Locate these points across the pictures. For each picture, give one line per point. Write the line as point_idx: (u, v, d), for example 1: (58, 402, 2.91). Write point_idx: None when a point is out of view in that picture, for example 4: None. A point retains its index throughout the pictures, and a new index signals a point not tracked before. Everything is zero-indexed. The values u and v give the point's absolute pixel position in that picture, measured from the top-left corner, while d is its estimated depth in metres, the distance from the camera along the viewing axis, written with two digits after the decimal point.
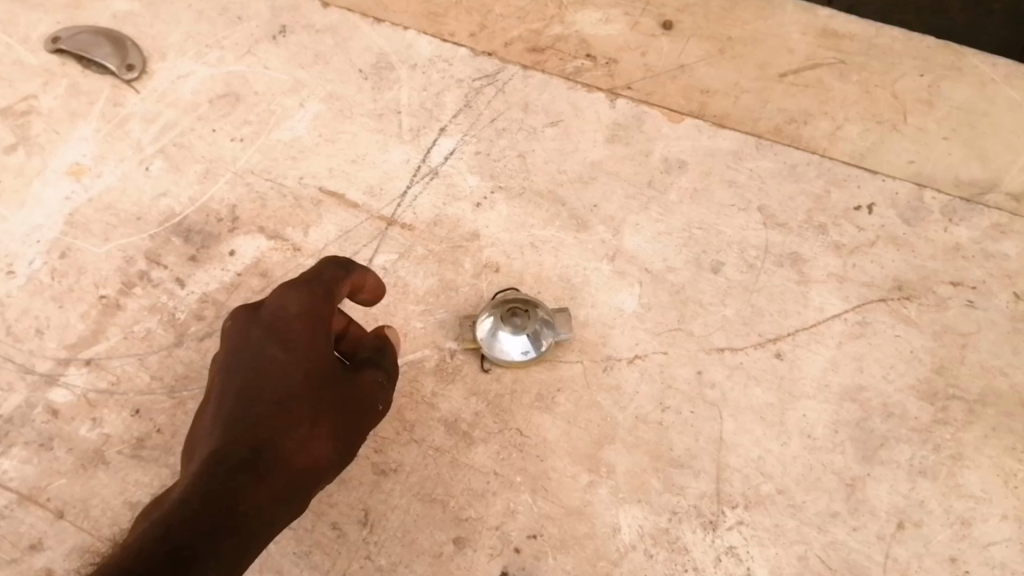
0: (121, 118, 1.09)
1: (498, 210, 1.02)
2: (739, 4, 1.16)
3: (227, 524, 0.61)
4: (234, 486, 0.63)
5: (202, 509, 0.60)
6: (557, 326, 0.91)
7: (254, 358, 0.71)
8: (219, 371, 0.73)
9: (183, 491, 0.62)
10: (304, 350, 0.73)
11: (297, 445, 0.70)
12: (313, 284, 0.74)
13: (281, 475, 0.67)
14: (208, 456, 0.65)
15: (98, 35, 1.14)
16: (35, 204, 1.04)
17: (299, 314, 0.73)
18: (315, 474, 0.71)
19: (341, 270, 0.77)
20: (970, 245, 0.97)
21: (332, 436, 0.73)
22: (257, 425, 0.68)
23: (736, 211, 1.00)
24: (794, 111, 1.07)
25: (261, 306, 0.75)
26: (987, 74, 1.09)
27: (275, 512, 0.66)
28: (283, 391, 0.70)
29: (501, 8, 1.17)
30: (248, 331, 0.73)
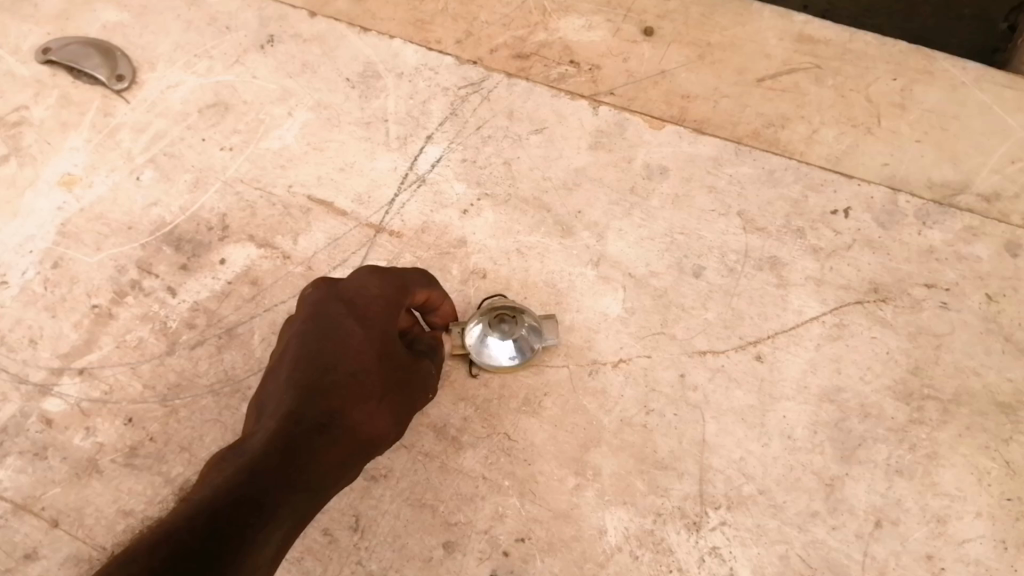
0: (112, 128, 1.11)
1: (485, 217, 1.03)
2: (718, 10, 1.18)
3: (289, 491, 0.62)
4: (304, 453, 0.65)
5: (268, 474, 0.62)
6: (544, 331, 0.93)
7: (331, 328, 0.73)
8: (292, 337, 0.74)
9: (254, 453, 0.64)
10: (379, 329, 0.74)
11: (365, 416, 0.71)
12: (393, 279, 0.78)
13: (347, 445, 0.68)
14: (282, 418, 0.67)
15: (89, 46, 1.15)
16: (28, 215, 1.05)
17: (378, 296, 0.76)
18: (375, 446, 0.72)
19: (422, 277, 0.82)
20: (944, 247, 0.99)
21: (395, 413, 0.74)
22: (329, 393, 0.69)
23: (717, 216, 1.02)
24: (771, 115, 1.10)
25: (341, 283, 0.77)
26: (958, 77, 1.12)
27: (336, 480, 0.67)
28: (357, 362, 0.72)
29: (486, 15, 1.19)
30: (327, 303, 0.75)
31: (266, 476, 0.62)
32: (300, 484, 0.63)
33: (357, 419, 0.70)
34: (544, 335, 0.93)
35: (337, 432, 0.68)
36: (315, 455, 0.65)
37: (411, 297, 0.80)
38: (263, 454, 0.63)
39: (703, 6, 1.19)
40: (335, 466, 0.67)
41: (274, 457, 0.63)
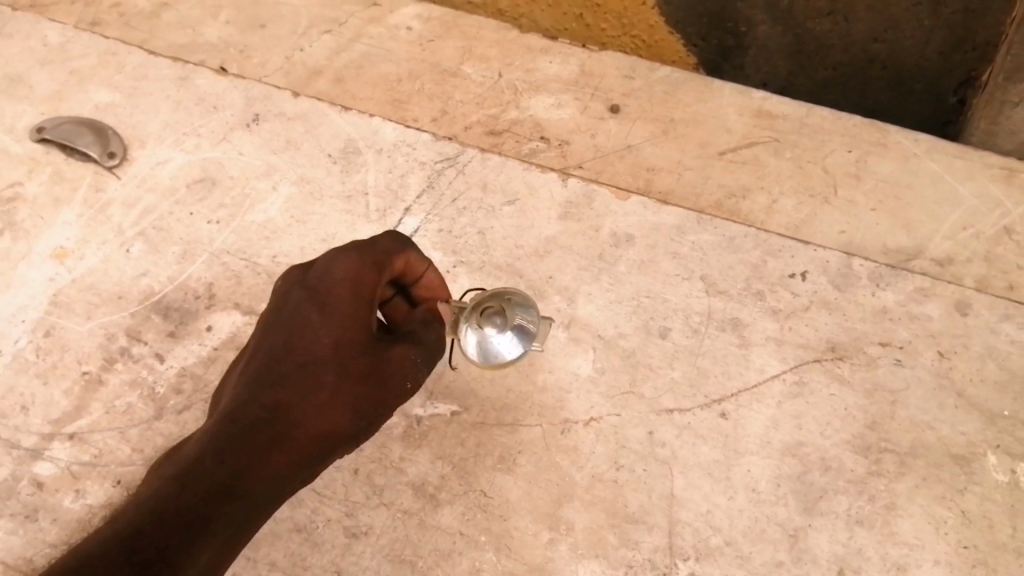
0: (102, 203, 1.16)
1: (459, 283, 1.09)
2: (681, 88, 1.28)
3: (227, 487, 0.74)
4: (245, 449, 0.76)
5: (207, 476, 0.73)
6: (531, 309, 0.90)
7: (291, 318, 0.83)
8: (264, 329, 0.85)
9: (202, 445, 0.76)
10: (339, 315, 0.82)
11: (314, 411, 0.80)
12: (363, 254, 0.83)
13: (294, 436, 0.78)
14: (233, 412, 0.78)
15: (82, 125, 1.21)
16: (21, 286, 1.10)
17: (343, 278, 0.82)
18: (331, 441, 0.81)
19: (397, 242, 0.86)
20: (896, 308, 1.03)
21: (353, 405, 0.82)
22: (279, 384, 0.80)
23: (680, 280, 1.07)
24: (732, 186, 1.19)
25: (315, 268, 0.85)
26: (910, 148, 1.20)
27: (284, 474, 0.77)
28: (309, 356, 0.81)
29: (461, 94, 1.29)
30: (293, 293, 0.84)
31: (207, 471, 0.73)
32: (240, 476, 0.74)
33: (306, 412, 0.79)
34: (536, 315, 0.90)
35: (282, 424, 0.78)
36: (258, 446, 0.76)
37: (389, 269, 0.85)
38: (209, 447, 0.75)
39: (666, 84, 1.28)
40: (281, 457, 0.77)
41: (218, 451, 0.75)
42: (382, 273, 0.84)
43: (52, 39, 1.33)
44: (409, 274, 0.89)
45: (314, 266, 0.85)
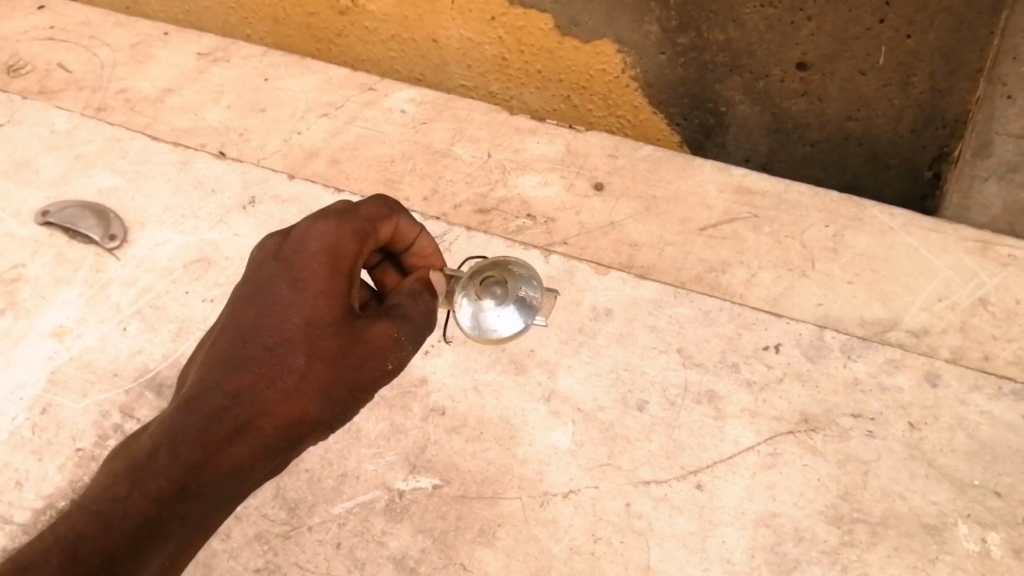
0: (102, 284, 1.21)
1: (445, 356, 1.11)
2: (663, 166, 1.32)
3: (183, 481, 0.77)
4: (204, 439, 0.77)
5: (160, 472, 0.76)
6: (533, 284, 0.93)
7: (260, 293, 0.82)
8: (235, 299, 0.84)
9: (161, 433, 0.78)
10: (312, 290, 0.82)
11: (280, 397, 0.81)
12: (343, 225, 0.84)
13: (259, 424, 0.80)
14: (192, 397, 0.79)
15: (84, 208, 1.27)
16: (20, 364, 1.14)
17: (319, 248, 0.82)
18: (300, 425, 0.82)
19: (383, 207, 0.88)
20: (868, 379, 1.05)
21: (322, 390, 0.82)
22: (243, 367, 0.80)
23: (658, 353, 1.10)
24: (712, 260, 1.23)
25: (291, 236, 0.85)
26: (886, 223, 1.24)
27: (246, 463, 0.80)
28: (276, 339, 0.81)
29: (451, 173, 1.34)
30: (268, 264, 0.84)
31: (163, 465, 0.76)
32: (198, 468, 0.77)
33: (271, 398, 0.80)
34: (537, 291, 0.92)
35: (245, 410, 0.79)
36: (219, 435, 0.78)
37: (370, 238, 0.86)
38: (165, 436, 0.77)
39: (648, 162, 1.33)
40: (244, 444, 0.79)
41: (176, 442, 0.77)
42: (360, 243, 0.84)
43: (58, 127, 1.39)
44: (401, 238, 0.92)
45: (291, 232, 0.85)
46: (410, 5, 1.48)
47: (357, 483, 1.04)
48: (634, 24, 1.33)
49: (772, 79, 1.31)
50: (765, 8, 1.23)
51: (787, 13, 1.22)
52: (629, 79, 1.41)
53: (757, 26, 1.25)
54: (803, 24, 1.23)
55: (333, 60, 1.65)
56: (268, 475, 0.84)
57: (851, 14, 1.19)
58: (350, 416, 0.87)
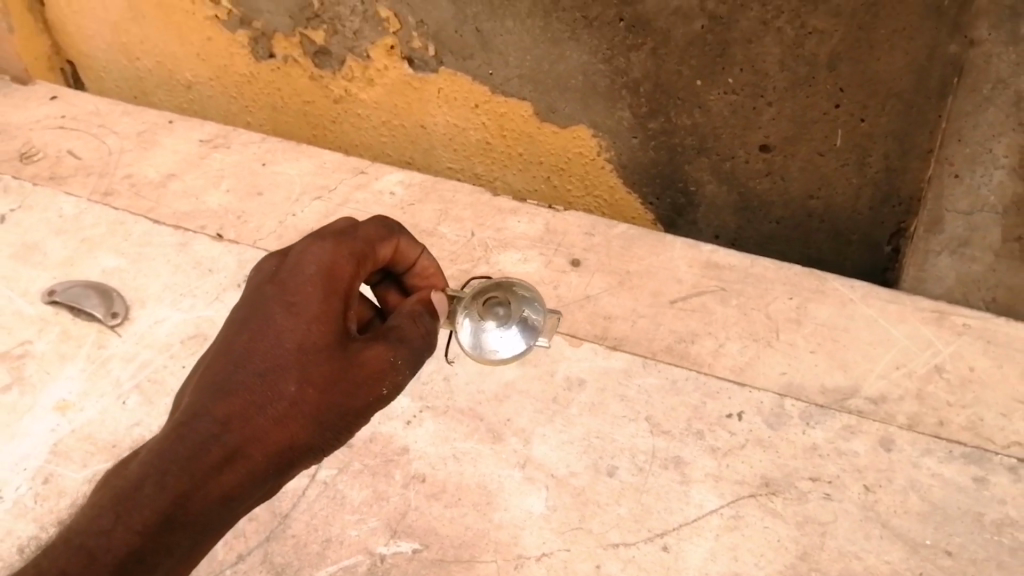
0: (104, 359, 1.28)
1: (425, 426, 1.18)
2: (636, 242, 1.40)
3: (169, 510, 0.81)
4: (192, 467, 0.81)
5: (146, 503, 0.81)
6: (534, 305, 1.05)
7: (255, 318, 0.87)
8: (229, 324, 0.89)
9: (151, 459, 0.82)
10: (307, 315, 0.87)
11: (270, 424, 0.85)
12: (339, 251, 0.91)
13: (249, 450, 0.84)
14: (182, 423, 0.83)
15: (88, 287, 1.35)
16: (25, 436, 1.21)
17: (315, 272, 0.89)
18: (289, 450, 0.87)
19: (382, 229, 0.97)
20: (825, 444, 1.12)
21: (313, 415, 0.87)
22: (235, 393, 0.84)
23: (627, 420, 1.16)
24: (682, 331, 1.28)
25: (288, 261, 0.91)
26: (847, 295, 1.30)
27: (235, 488, 0.84)
28: (269, 364, 0.85)
29: (436, 251, 1.42)
30: (264, 290, 0.89)
31: (149, 495, 0.81)
32: (185, 496, 0.82)
33: (261, 423, 0.84)
34: (539, 314, 1.04)
35: (234, 437, 0.83)
36: (207, 462, 0.82)
37: (365, 260, 0.93)
38: (156, 463, 0.82)
39: (622, 239, 1.40)
40: (232, 471, 0.84)
41: (164, 471, 0.81)
42: (355, 266, 0.91)
43: (67, 211, 1.48)
44: (401, 260, 1.00)
45: (287, 258, 0.92)
46: (399, 93, 1.58)
47: (340, 548, 1.09)
48: (607, 109, 1.41)
49: (737, 161, 1.38)
50: (729, 94, 1.31)
51: (749, 99, 1.30)
52: (605, 161, 1.49)
53: (722, 112, 1.33)
54: (765, 110, 1.30)
55: (328, 145, 1.74)
56: (255, 501, 0.88)
57: (807, 100, 1.27)
58: (339, 441, 0.92)
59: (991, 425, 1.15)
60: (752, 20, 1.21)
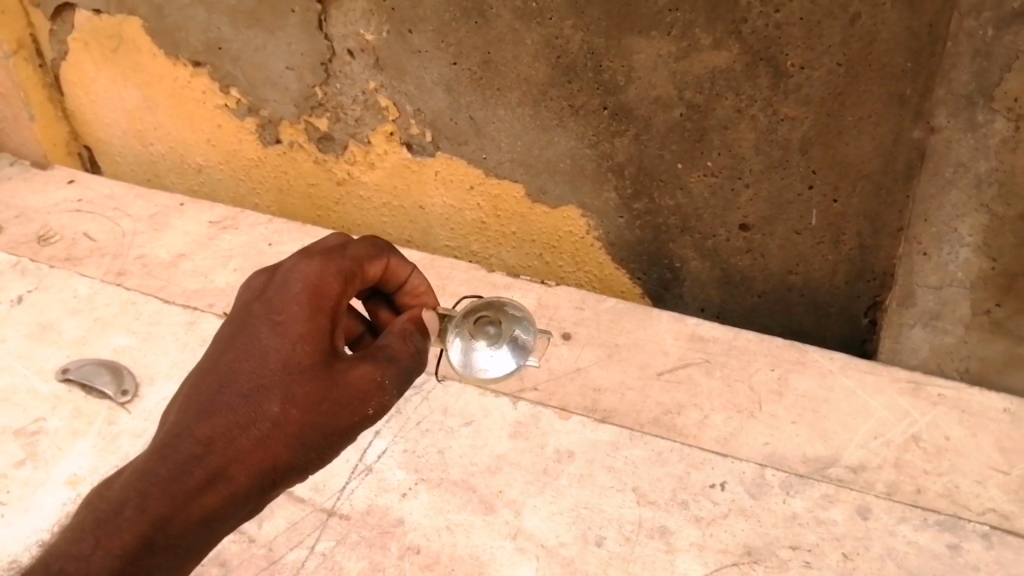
0: (114, 434, 1.33)
1: (420, 498, 1.22)
2: (624, 316, 1.46)
3: (150, 531, 0.87)
4: (174, 488, 0.86)
5: (128, 526, 0.86)
6: (528, 327, 1.07)
7: (241, 339, 0.91)
8: (217, 343, 0.93)
9: (136, 479, 0.87)
10: (292, 336, 0.91)
11: (252, 444, 0.89)
12: (325, 271, 0.95)
13: (231, 470, 0.88)
14: (165, 444, 0.87)
15: (100, 366, 1.41)
16: (37, 510, 1.26)
17: (301, 292, 0.93)
18: (272, 469, 0.91)
19: (370, 250, 1.02)
20: (805, 513, 1.17)
21: (295, 435, 0.91)
22: (218, 413, 0.88)
23: (615, 491, 1.21)
24: (669, 403, 1.32)
25: (275, 281, 0.95)
26: (826, 366, 1.35)
27: (216, 507, 0.88)
28: (253, 386, 0.89)
29: None
30: (250, 311, 0.93)
31: (131, 518, 0.86)
32: (167, 517, 0.87)
33: (244, 444, 0.88)
34: (530, 333, 1.07)
35: (217, 457, 0.87)
36: (189, 483, 0.86)
37: (352, 278, 0.98)
38: (139, 483, 0.86)
39: (611, 313, 1.47)
40: (214, 490, 0.88)
41: (147, 492, 0.86)
42: (341, 285, 0.95)
43: (81, 292, 1.55)
44: (392, 279, 1.06)
45: (276, 278, 0.96)
46: (399, 176, 1.66)
47: None
48: (595, 191, 1.49)
49: (719, 239, 1.45)
50: (708, 177, 1.38)
51: (728, 181, 1.37)
52: (594, 239, 1.56)
53: (702, 193, 1.40)
54: (742, 191, 1.37)
55: (331, 225, 1.82)
56: (240, 517, 0.92)
57: (783, 182, 1.34)
58: (323, 458, 0.96)
59: (967, 492, 1.19)
60: (727, 108, 1.29)
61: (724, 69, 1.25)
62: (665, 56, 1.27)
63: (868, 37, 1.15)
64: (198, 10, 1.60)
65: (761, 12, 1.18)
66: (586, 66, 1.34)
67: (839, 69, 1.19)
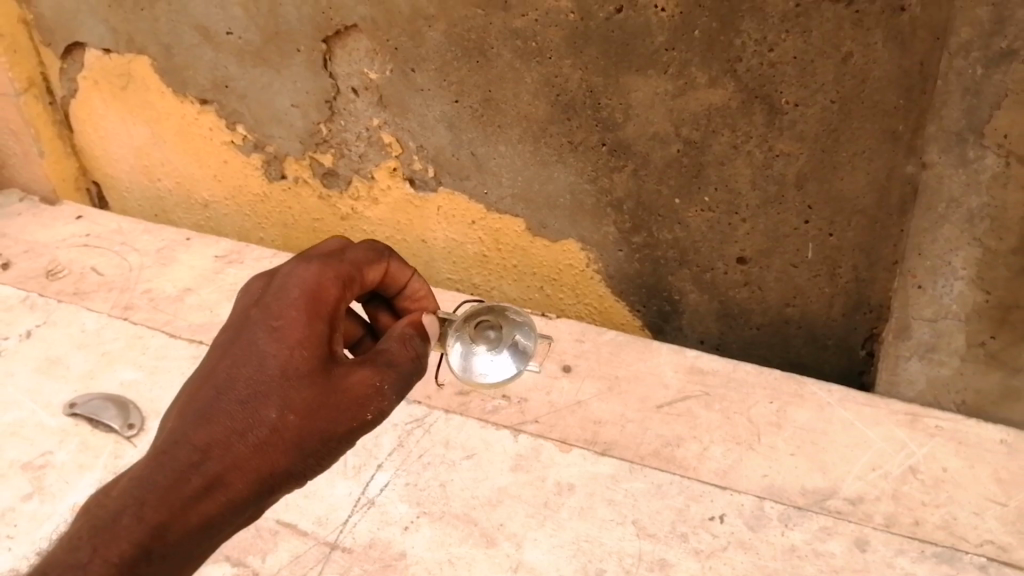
0: (120, 468, 1.35)
1: (422, 531, 1.23)
2: (624, 349, 1.48)
3: (147, 539, 0.85)
4: (172, 495, 0.86)
5: (125, 534, 0.85)
6: (528, 333, 1.11)
7: (239, 345, 0.92)
8: (215, 350, 0.94)
9: (133, 485, 0.86)
10: (290, 341, 0.92)
11: (251, 450, 0.89)
12: (323, 277, 0.97)
13: (229, 475, 0.88)
14: (163, 450, 0.87)
15: (107, 400, 1.43)
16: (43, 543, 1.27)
17: (300, 298, 0.94)
18: (269, 474, 0.91)
19: (370, 254, 1.05)
20: (803, 545, 1.18)
21: (294, 441, 0.91)
22: (217, 420, 0.89)
23: (615, 524, 1.22)
24: (669, 435, 1.34)
25: (274, 287, 0.97)
26: (824, 399, 1.37)
27: (214, 514, 0.88)
28: (251, 392, 0.90)
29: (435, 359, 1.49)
30: (249, 318, 0.94)
31: (129, 525, 0.85)
32: (165, 525, 0.86)
33: (242, 450, 0.89)
34: (529, 339, 1.11)
35: (216, 463, 0.88)
36: (187, 490, 0.86)
37: (350, 284, 1.00)
38: (137, 490, 0.86)
39: (611, 346, 1.49)
40: (212, 498, 0.88)
41: (143, 499, 0.86)
42: (339, 291, 0.97)
43: (89, 326, 1.58)
44: (391, 283, 1.09)
45: (275, 284, 0.97)
46: (402, 210, 1.68)
47: None
48: (594, 225, 1.51)
49: (717, 272, 1.47)
50: (706, 211, 1.40)
51: (725, 215, 1.39)
52: (594, 272, 1.58)
53: (700, 227, 1.42)
54: (739, 225, 1.39)
55: None
56: (237, 523, 0.93)
57: (779, 216, 1.36)
58: (321, 464, 0.96)
59: (965, 524, 1.20)
60: (724, 144, 1.31)
61: (720, 106, 1.27)
62: (662, 94, 1.30)
63: (860, 75, 1.17)
64: (206, 49, 1.64)
65: (755, 51, 1.20)
66: (585, 104, 1.37)
67: (832, 106, 1.21)
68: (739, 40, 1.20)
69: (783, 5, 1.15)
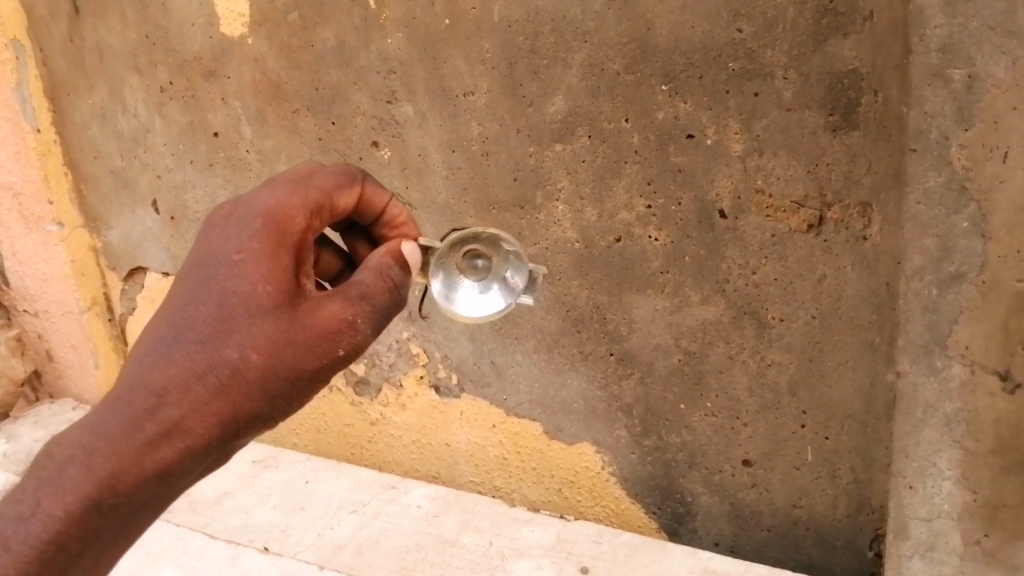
0: None
1: None
2: (639, 552, 1.55)
3: (97, 492, 0.92)
4: (124, 444, 0.92)
5: (75, 487, 0.91)
6: (518, 270, 1.16)
7: (199, 282, 0.97)
8: (173, 287, 0.99)
9: (87, 434, 0.93)
10: (251, 278, 0.96)
11: (210, 395, 0.95)
12: (283, 206, 1.03)
13: (188, 419, 0.94)
14: (118, 397, 0.94)
15: None
16: None
17: (263, 231, 0.99)
18: (232, 417, 0.96)
19: (339, 182, 1.11)
20: None
21: (257, 381, 0.96)
22: (175, 361, 0.94)
23: None
24: None
25: (236, 216, 1.02)
26: None
27: (173, 460, 0.94)
28: (208, 334, 0.95)
29: (456, 561, 1.57)
30: (207, 253, 0.99)
31: (75, 478, 0.92)
32: (115, 476, 0.92)
33: (200, 394, 0.94)
34: (517, 276, 1.16)
35: (174, 409, 0.94)
36: (141, 438, 0.93)
37: (318, 211, 1.06)
38: (91, 438, 0.93)
39: (626, 547, 1.56)
40: (169, 444, 0.94)
41: (94, 449, 0.92)
42: (304, 220, 1.03)
43: None
44: (370, 207, 1.15)
45: (235, 212, 1.02)
46: (429, 415, 1.81)
47: None
48: (607, 429, 1.62)
49: (724, 473, 1.54)
50: (709, 416, 1.51)
51: (726, 420, 1.50)
52: (608, 475, 1.66)
53: (705, 430, 1.52)
54: (741, 429, 1.49)
55: (364, 464, 1.93)
56: (200, 470, 0.99)
57: (777, 420, 1.46)
58: (292, 405, 1.01)
59: None
60: (720, 354, 1.44)
61: (714, 321, 1.42)
62: (661, 311, 1.45)
63: (834, 294, 1.31)
64: None
65: (740, 273, 1.36)
66: (592, 319, 1.52)
67: (814, 320, 1.35)
68: (725, 265, 1.37)
69: (761, 235, 1.32)
